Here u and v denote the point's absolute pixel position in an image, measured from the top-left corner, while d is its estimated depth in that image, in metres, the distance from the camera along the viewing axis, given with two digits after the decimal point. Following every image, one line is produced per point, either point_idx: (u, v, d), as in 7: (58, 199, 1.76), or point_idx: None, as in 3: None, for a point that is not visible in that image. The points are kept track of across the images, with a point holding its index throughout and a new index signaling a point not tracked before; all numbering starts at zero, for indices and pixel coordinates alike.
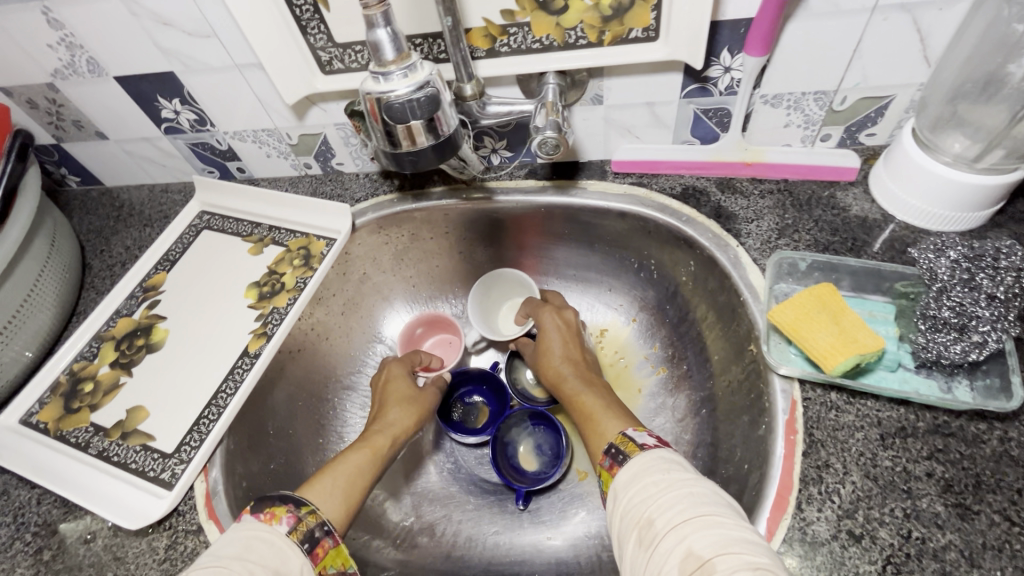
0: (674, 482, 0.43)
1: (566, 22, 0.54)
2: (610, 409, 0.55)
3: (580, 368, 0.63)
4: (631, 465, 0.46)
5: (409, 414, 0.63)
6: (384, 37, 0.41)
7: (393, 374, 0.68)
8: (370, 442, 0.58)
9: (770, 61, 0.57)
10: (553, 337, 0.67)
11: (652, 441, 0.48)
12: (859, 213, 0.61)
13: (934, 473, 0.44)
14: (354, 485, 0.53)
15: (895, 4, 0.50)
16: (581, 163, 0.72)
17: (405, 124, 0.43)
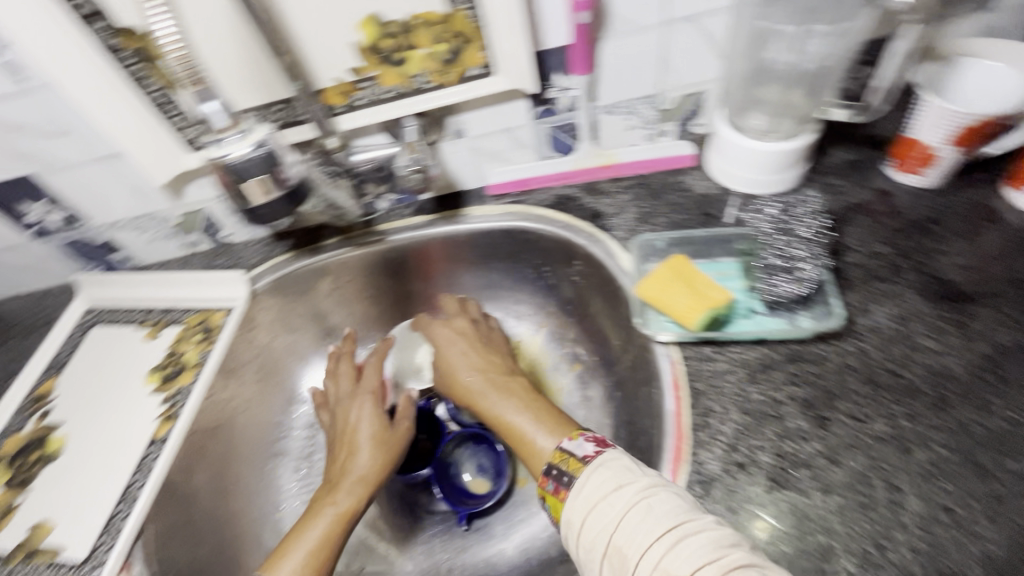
0: (634, 502, 0.43)
1: (411, 71, 0.59)
2: (552, 420, 0.56)
3: (489, 376, 0.64)
4: (583, 485, 0.46)
5: (382, 457, 0.61)
6: (213, 108, 0.44)
7: (365, 411, 0.65)
8: (342, 503, 0.57)
9: (598, 77, 0.66)
10: (457, 354, 0.68)
11: (591, 451, 0.49)
12: (703, 191, 0.70)
13: (794, 395, 0.51)
14: (318, 555, 0.53)
15: (681, 18, 0.60)
16: (462, 193, 0.77)
17: (252, 181, 0.46)
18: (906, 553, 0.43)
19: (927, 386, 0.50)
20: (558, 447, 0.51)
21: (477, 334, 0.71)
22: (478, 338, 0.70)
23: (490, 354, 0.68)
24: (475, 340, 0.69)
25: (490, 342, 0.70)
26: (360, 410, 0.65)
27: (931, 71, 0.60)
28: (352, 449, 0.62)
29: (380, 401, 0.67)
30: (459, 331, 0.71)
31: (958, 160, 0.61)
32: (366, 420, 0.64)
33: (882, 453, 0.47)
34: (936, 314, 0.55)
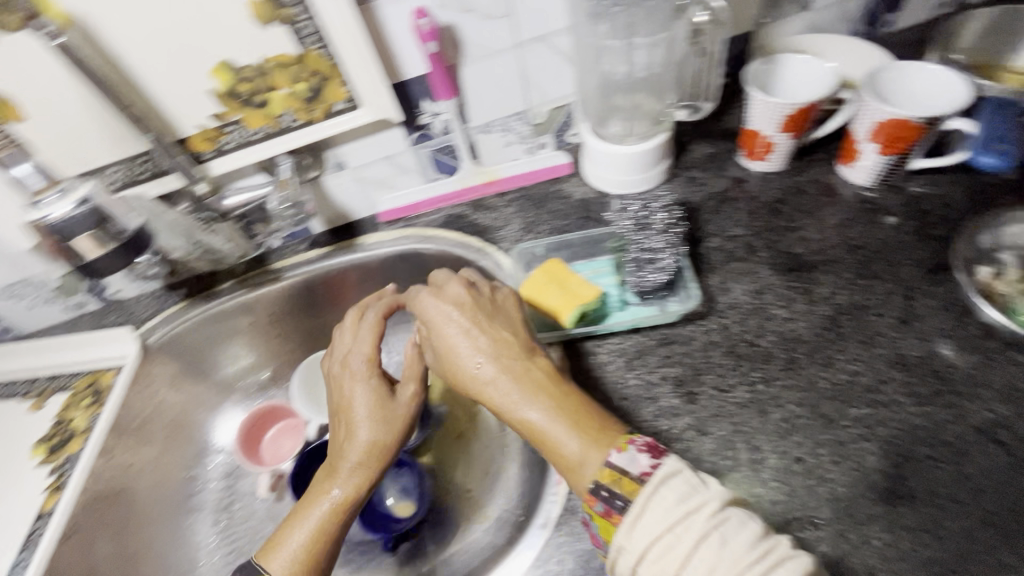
0: (705, 532, 0.39)
1: (275, 111, 0.61)
2: (585, 428, 0.47)
3: (502, 362, 0.52)
4: (642, 513, 0.41)
5: (383, 434, 0.55)
6: (30, 171, 0.48)
7: (358, 387, 0.57)
8: (339, 488, 0.53)
9: (465, 99, 0.69)
10: (452, 335, 0.55)
11: (646, 468, 0.43)
12: (580, 196, 0.74)
13: (666, 376, 0.55)
14: (312, 550, 0.51)
15: (530, 39, 0.65)
16: (356, 222, 0.78)
17: (80, 238, 0.48)
18: (767, 505, 0.47)
19: (780, 350, 0.55)
20: (603, 463, 0.44)
21: (479, 304, 0.56)
22: (480, 310, 0.55)
23: (499, 330, 0.54)
24: (475, 309, 0.55)
25: (498, 311, 0.56)
26: (357, 382, 0.57)
27: (759, 68, 0.66)
28: (349, 429, 0.55)
29: (376, 372, 0.58)
30: (454, 303, 0.56)
31: (791, 145, 0.67)
32: (358, 396, 0.56)
33: (743, 417, 0.52)
34: (785, 284, 0.60)
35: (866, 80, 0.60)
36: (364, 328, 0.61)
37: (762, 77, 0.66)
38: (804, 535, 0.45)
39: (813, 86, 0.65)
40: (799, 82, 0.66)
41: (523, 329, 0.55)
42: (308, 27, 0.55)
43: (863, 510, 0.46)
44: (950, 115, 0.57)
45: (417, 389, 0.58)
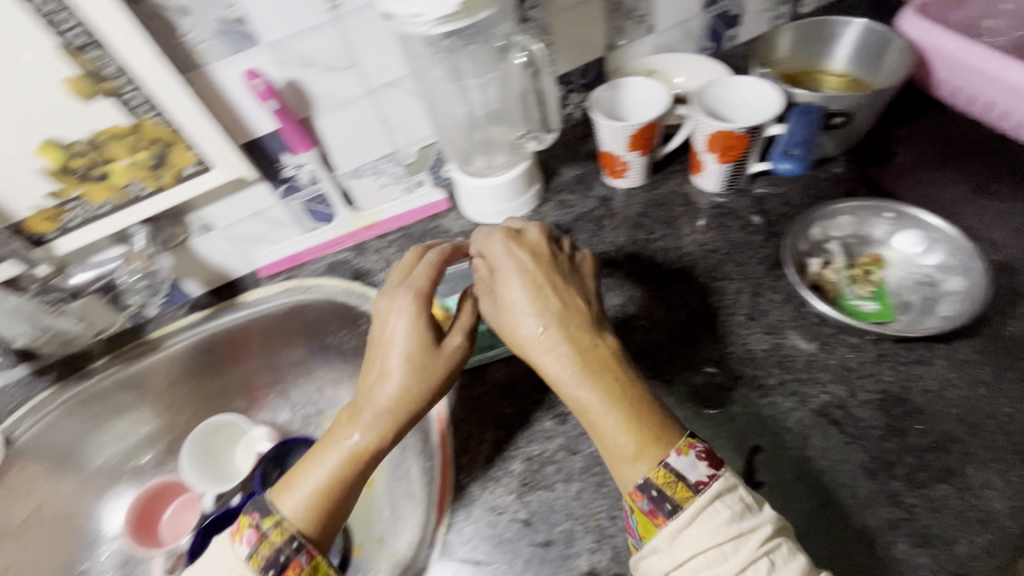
0: (751, 560, 0.38)
1: (119, 183, 0.59)
2: (640, 419, 0.44)
3: (568, 333, 0.48)
4: (689, 526, 0.39)
5: (417, 385, 0.50)
6: None
7: (416, 313, 0.51)
8: (355, 436, 0.48)
9: (328, 149, 0.70)
10: (519, 291, 0.51)
11: (704, 476, 0.41)
12: (458, 229, 0.76)
13: (540, 400, 0.56)
14: (323, 496, 0.46)
15: (382, 85, 0.66)
16: (237, 280, 0.77)
17: None
18: None
19: (643, 359, 0.58)
20: (660, 462, 0.42)
21: (556, 266, 0.54)
22: (555, 274, 0.52)
23: (568, 297, 0.51)
24: (550, 272, 0.52)
25: (572, 276, 0.54)
26: (404, 313, 0.51)
27: (604, 92, 0.69)
28: (386, 369, 0.50)
29: (428, 304, 0.52)
30: (530, 257, 0.53)
31: (645, 161, 0.71)
32: (426, 324, 0.51)
33: None
34: (647, 295, 0.63)
35: (694, 96, 0.64)
36: (420, 266, 0.55)
37: (606, 102, 0.70)
38: None
39: (652, 106, 0.69)
40: (640, 103, 0.70)
41: (589, 304, 0.52)
42: (137, 97, 0.54)
43: None
44: (767, 123, 0.62)
45: (472, 329, 0.55)
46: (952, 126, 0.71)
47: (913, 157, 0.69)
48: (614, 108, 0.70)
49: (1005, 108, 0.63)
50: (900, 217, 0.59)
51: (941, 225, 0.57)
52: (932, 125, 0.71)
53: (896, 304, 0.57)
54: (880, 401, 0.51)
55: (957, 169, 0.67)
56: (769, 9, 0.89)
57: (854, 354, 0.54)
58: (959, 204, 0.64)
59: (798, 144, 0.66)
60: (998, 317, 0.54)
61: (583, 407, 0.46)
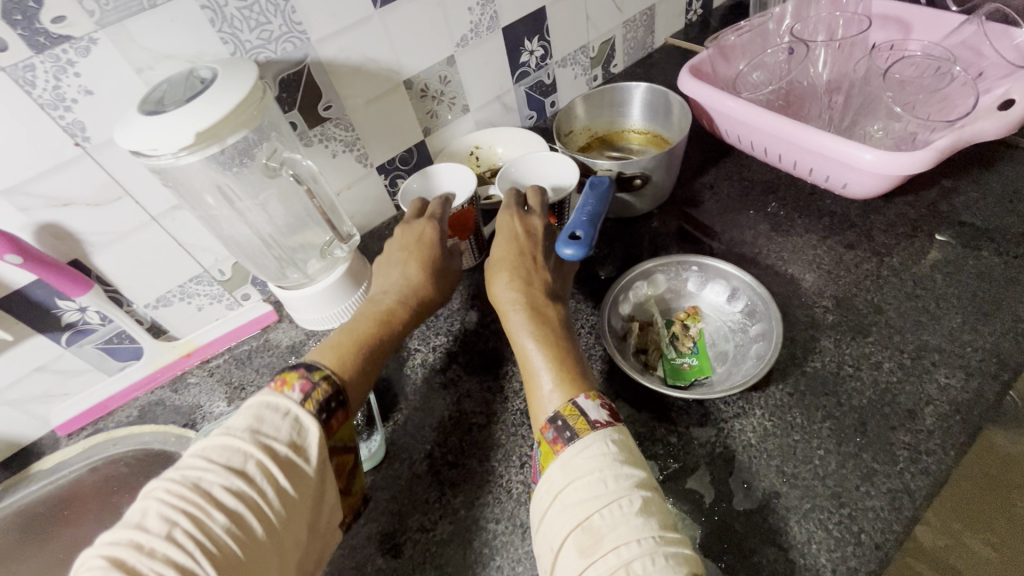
0: (626, 491, 0.38)
1: None
2: (563, 365, 0.47)
3: (527, 287, 0.52)
4: (581, 452, 0.41)
5: (431, 279, 0.57)
6: None
7: (430, 222, 0.59)
8: (386, 309, 0.54)
9: (116, 282, 0.62)
10: (497, 248, 0.56)
11: (604, 418, 0.42)
12: (289, 341, 0.71)
13: (372, 533, 0.51)
14: (357, 352, 0.50)
15: (165, 209, 0.61)
16: (33, 445, 0.67)
17: None
18: None
19: (479, 463, 0.54)
20: (570, 399, 0.44)
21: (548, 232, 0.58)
22: (541, 237, 0.57)
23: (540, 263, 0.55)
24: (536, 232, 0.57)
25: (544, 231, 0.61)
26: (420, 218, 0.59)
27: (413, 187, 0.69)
28: (411, 253, 0.57)
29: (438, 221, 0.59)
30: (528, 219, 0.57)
31: (469, 246, 0.67)
32: (437, 233, 0.58)
33: (445, 556, 0.49)
34: (481, 387, 0.60)
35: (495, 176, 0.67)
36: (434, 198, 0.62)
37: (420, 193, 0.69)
38: None
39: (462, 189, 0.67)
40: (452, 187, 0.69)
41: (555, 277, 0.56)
42: None
43: None
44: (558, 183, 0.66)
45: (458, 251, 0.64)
46: (747, 169, 0.76)
47: (718, 202, 0.73)
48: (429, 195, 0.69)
49: (781, 152, 0.67)
50: (703, 269, 0.61)
51: (737, 273, 0.59)
52: (730, 172, 0.76)
53: (712, 355, 0.58)
54: (707, 465, 0.50)
55: (756, 209, 0.71)
56: (582, 74, 0.93)
57: (679, 418, 0.53)
58: (761, 242, 0.67)
59: (581, 226, 0.54)
60: (801, 355, 0.56)
61: (518, 349, 0.50)
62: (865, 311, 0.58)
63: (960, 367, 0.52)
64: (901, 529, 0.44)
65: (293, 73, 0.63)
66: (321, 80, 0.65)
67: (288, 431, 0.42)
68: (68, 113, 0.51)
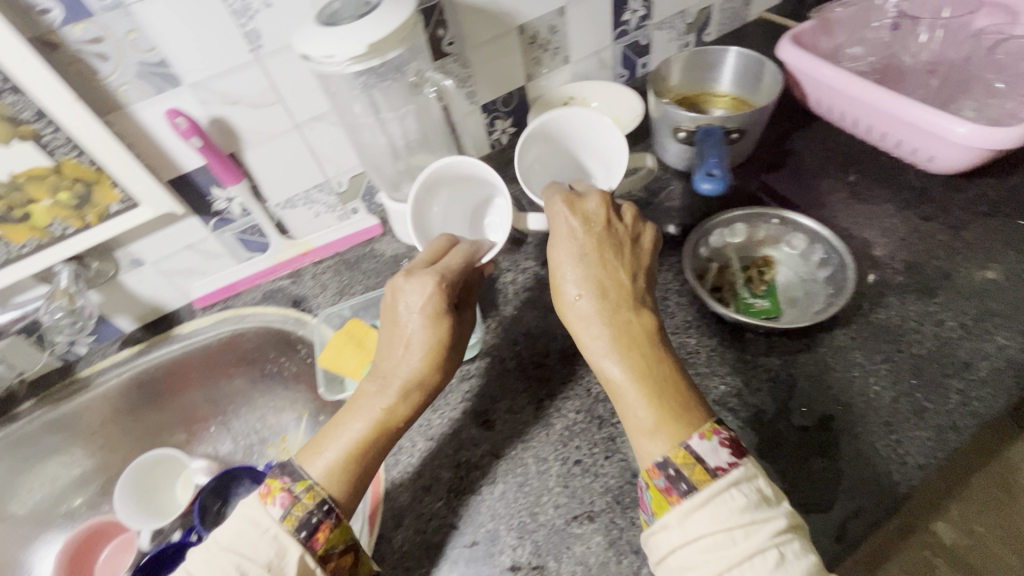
0: (760, 547, 0.39)
1: (40, 223, 0.60)
2: (663, 400, 0.46)
3: (605, 309, 0.50)
4: (703, 506, 0.41)
5: (432, 364, 0.51)
6: None
7: (438, 286, 0.51)
8: (386, 410, 0.50)
9: (257, 180, 0.72)
10: (559, 259, 0.53)
11: (723, 464, 0.43)
12: (392, 252, 0.79)
13: (466, 409, 0.60)
14: (352, 456, 0.49)
15: (308, 119, 0.69)
16: (173, 313, 0.77)
17: None
18: (551, 510, 0.52)
19: (562, 366, 0.62)
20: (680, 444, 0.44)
21: (610, 236, 0.54)
22: (606, 242, 0.53)
23: (618, 275, 0.52)
24: (601, 245, 0.53)
25: (628, 246, 0.54)
26: (422, 284, 0.51)
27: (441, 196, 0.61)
28: (412, 329, 0.51)
29: (447, 283, 0.52)
30: (584, 221, 0.54)
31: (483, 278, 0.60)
32: (445, 301, 0.51)
33: (531, 433, 0.57)
34: None
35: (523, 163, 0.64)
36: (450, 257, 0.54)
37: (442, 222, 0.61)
38: (583, 528, 0.50)
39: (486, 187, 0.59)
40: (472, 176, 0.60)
41: (641, 286, 0.53)
42: (56, 139, 0.55)
43: (630, 494, 0.52)
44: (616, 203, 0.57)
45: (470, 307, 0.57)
46: (832, 140, 0.79)
47: (801, 168, 0.77)
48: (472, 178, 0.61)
49: (872, 124, 0.70)
50: (784, 222, 0.67)
51: (817, 227, 0.65)
52: (815, 141, 0.80)
53: (783, 300, 0.63)
54: (769, 386, 0.56)
55: (837, 177, 0.75)
56: (675, 39, 0.97)
57: (748, 346, 0.60)
58: (841, 208, 0.72)
59: (716, 166, 0.62)
60: (867, 306, 0.61)
61: (609, 380, 0.48)
62: (935, 276, 0.63)
63: (1020, 331, 0.57)
64: (944, 456, 0.50)
65: (430, 7, 0.70)
66: (450, 16, 0.72)
67: (265, 552, 0.43)
68: (250, 22, 0.59)
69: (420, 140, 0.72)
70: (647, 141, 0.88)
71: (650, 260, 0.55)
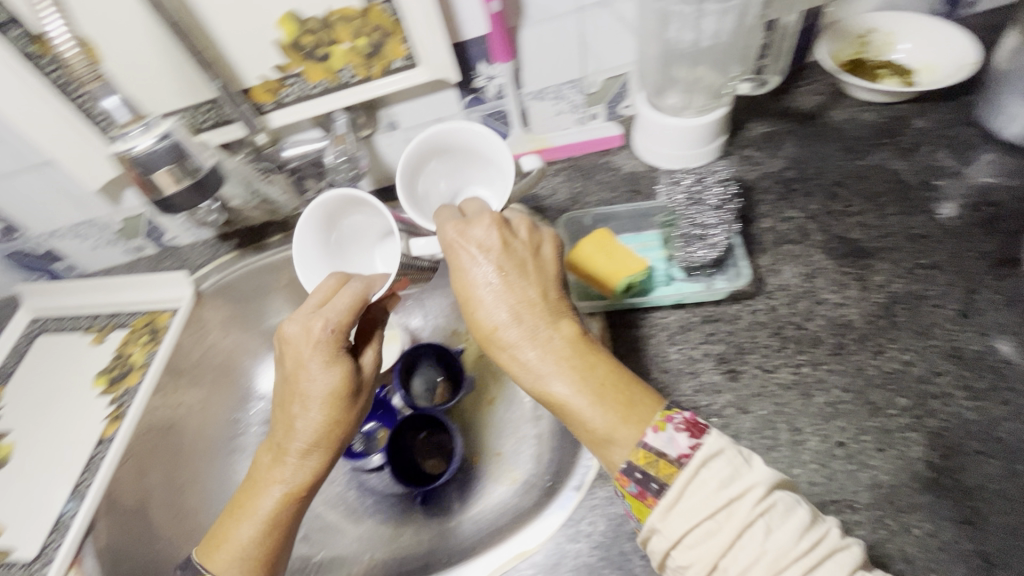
0: (748, 521, 0.36)
1: (335, 66, 0.61)
2: (613, 406, 0.42)
3: (534, 327, 0.45)
4: (681, 500, 0.37)
5: (338, 416, 0.49)
6: (113, 106, 0.46)
7: (315, 334, 0.48)
8: (291, 482, 0.49)
9: (521, 63, 0.68)
10: (457, 285, 0.47)
11: (686, 450, 0.39)
12: (629, 169, 0.73)
13: (709, 352, 0.55)
14: (268, 530, 0.49)
15: (594, 4, 0.63)
16: None
17: (160, 172, 0.46)
18: (804, 486, 0.46)
19: (828, 334, 0.54)
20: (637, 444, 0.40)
21: (511, 256, 0.47)
22: (502, 258, 0.46)
23: (534, 291, 0.46)
24: (504, 268, 0.46)
25: (529, 260, 0.47)
26: (306, 333, 0.48)
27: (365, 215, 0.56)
28: (306, 395, 0.49)
29: (336, 329, 0.48)
30: (469, 237, 0.47)
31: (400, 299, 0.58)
32: (337, 350, 0.49)
33: (786, 398, 0.51)
34: (838, 269, 0.58)
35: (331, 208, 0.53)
36: (337, 299, 0.49)
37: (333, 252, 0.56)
38: (842, 517, 0.44)
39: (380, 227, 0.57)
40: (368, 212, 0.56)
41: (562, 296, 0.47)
42: None
43: (907, 498, 0.45)
44: (507, 215, 0.50)
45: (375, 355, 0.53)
46: None
47: None
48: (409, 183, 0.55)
49: None
50: None
51: None
52: None
53: None
54: None
55: None
56: None
57: None
58: None
59: None
60: None
61: (572, 415, 0.43)
62: None
63: None
64: None
65: None
66: None
67: None
68: None
69: (727, 45, 0.66)
70: (959, 100, 0.71)
71: (559, 269, 0.49)
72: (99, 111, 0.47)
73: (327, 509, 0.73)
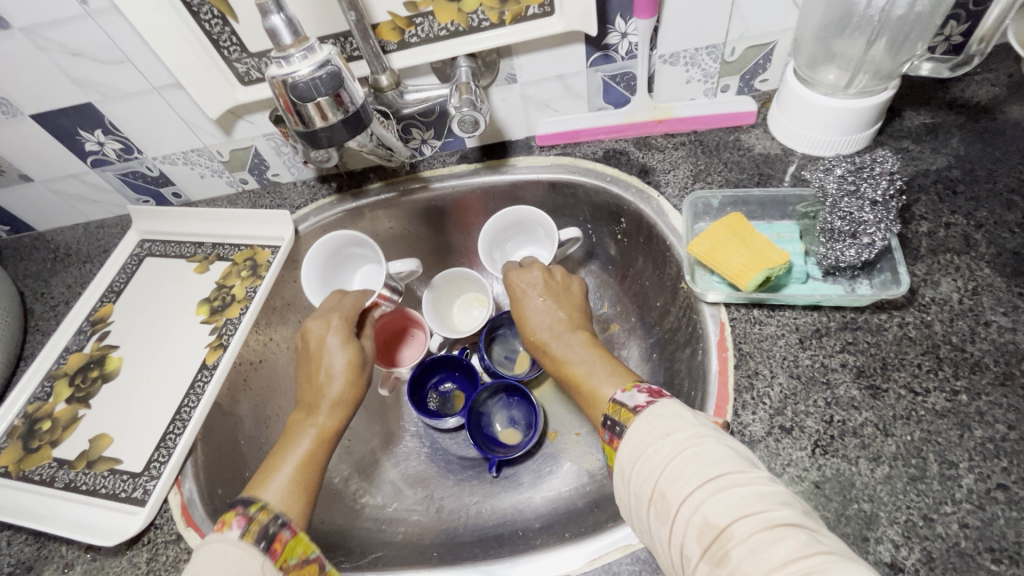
0: (673, 448, 0.41)
1: (467, 8, 0.57)
2: (607, 366, 0.53)
3: (561, 330, 0.59)
4: (631, 439, 0.43)
5: (355, 378, 0.58)
6: (278, 23, 0.42)
7: (334, 319, 0.60)
8: (322, 426, 0.54)
9: (661, 21, 0.61)
10: (515, 310, 0.63)
11: (643, 400, 0.46)
12: (762, 150, 0.66)
13: (847, 363, 0.49)
14: (306, 470, 0.51)
15: None
16: (509, 142, 0.74)
17: (313, 103, 0.44)
18: (955, 527, 0.41)
19: (992, 361, 0.48)
20: (610, 398, 0.48)
21: (550, 286, 0.63)
22: (546, 286, 0.63)
23: (562, 309, 0.61)
24: (545, 292, 0.63)
25: (561, 290, 0.64)
26: (323, 323, 0.60)
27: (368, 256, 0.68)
28: (327, 366, 0.58)
29: (346, 318, 0.60)
30: (519, 276, 0.64)
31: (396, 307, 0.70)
32: (349, 328, 0.60)
33: (938, 427, 0.45)
34: (1011, 290, 0.51)
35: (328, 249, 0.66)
36: (347, 299, 0.63)
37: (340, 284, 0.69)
38: (999, 569, 0.39)
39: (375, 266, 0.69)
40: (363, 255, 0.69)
41: (582, 313, 0.62)
42: None
43: None
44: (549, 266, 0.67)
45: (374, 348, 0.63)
46: None
47: None
48: (490, 246, 0.71)
49: None
50: None
51: None
52: None
53: None
54: None
55: None
56: None
57: None
58: None
59: None
60: None
61: (583, 386, 0.53)
62: None
63: None
64: None
65: None
66: None
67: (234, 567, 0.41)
68: None
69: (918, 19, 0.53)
70: None
71: (586, 304, 0.64)
72: (262, 26, 0.43)
73: (398, 464, 0.73)
